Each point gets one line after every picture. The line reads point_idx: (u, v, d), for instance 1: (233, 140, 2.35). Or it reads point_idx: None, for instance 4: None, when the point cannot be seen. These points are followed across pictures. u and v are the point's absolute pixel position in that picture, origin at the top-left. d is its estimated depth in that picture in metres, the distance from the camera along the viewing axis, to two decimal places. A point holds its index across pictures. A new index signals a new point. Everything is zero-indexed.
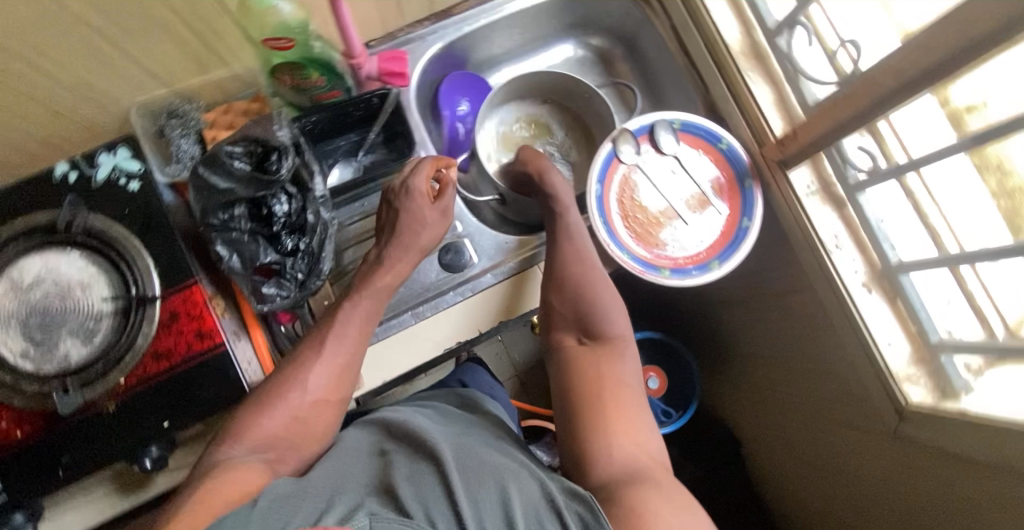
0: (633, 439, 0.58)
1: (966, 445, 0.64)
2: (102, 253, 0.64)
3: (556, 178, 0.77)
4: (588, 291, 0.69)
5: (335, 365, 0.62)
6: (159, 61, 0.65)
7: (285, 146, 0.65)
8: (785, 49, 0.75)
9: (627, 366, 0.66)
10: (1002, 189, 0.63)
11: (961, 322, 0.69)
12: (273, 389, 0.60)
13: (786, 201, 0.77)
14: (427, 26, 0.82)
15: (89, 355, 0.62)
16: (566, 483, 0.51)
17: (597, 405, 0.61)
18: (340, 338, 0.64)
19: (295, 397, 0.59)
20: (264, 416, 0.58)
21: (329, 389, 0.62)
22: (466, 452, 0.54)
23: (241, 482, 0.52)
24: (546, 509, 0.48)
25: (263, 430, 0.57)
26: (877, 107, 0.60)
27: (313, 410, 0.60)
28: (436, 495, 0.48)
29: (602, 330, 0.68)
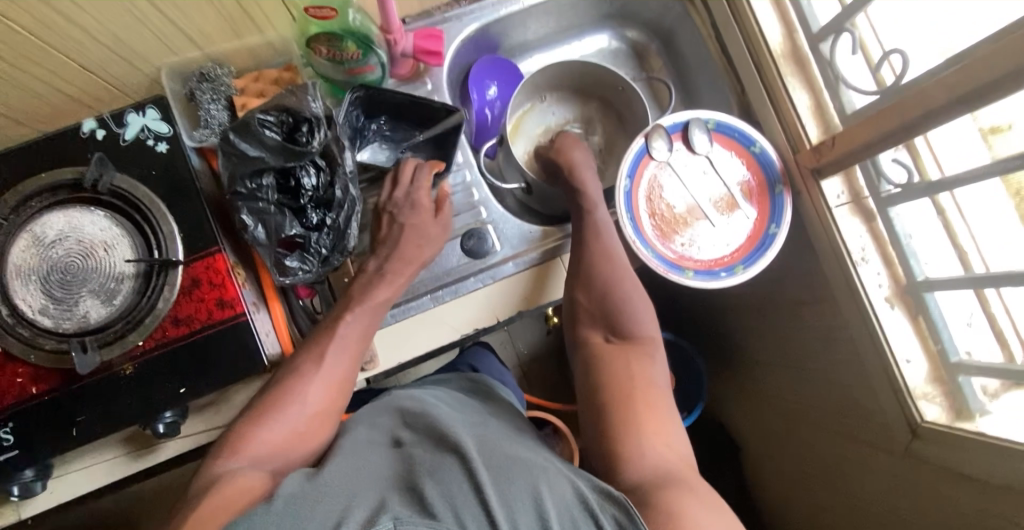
0: (663, 441, 0.58)
1: (981, 467, 0.64)
2: (127, 215, 0.63)
3: (585, 173, 0.76)
4: (616, 290, 0.69)
5: (334, 379, 0.61)
6: (194, 23, 0.63)
7: (318, 118, 0.64)
8: (828, 55, 0.74)
9: (655, 367, 0.65)
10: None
11: (983, 344, 0.69)
12: (269, 402, 0.58)
13: (817, 210, 0.76)
14: (465, 5, 0.80)
15: (109, 316, 0.61)
16: (597, 482, 0.49)
17: (628, 404, 0.60)
18: (340, 348, 0.63)
19: (293, 410, 0.58)
20: (261, 428, 0.57)
21: (329, 401, 0.60)
22: (490, 447, 0.52)
23: (239, 495, 0.50)
24: (579, 510, 0.47)
25: (261, 443, 0.56)
26: (923, 121, 0.58)
27: (311, 423, 0.59)
28: (464, 493, 0.47)
29: (630, 330, 0.67)
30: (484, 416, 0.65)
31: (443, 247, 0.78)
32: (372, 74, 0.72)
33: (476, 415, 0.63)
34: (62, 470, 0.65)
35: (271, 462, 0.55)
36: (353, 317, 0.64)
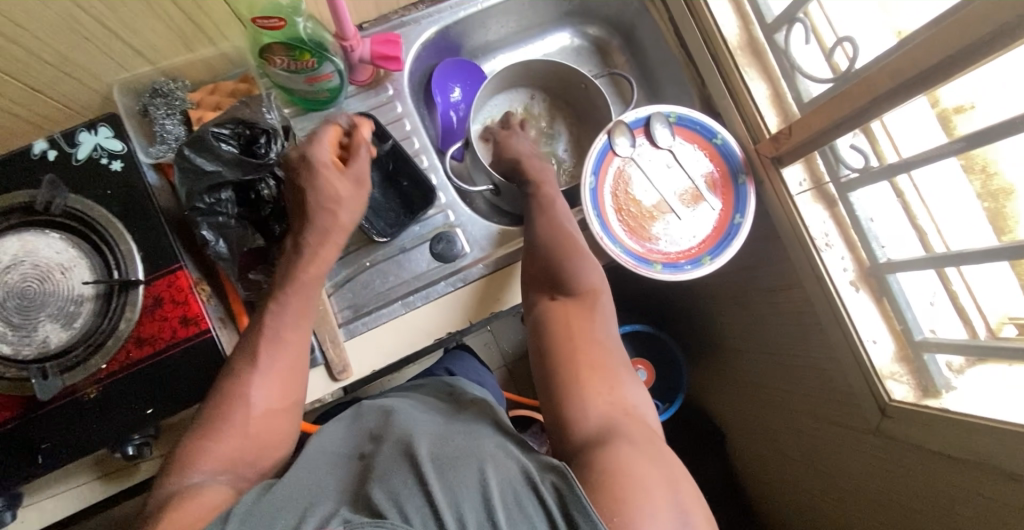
0: (603, 392, 0.59)
1: (948, 442, 0.65)
2: (84, 235, 0.62)
3: (534, 162, 0.80)
4: (563, 256, 0.70)
5: (277, 373, 0.58)
6: (142, 37, 0.63)
7: (274, 130, 0.64)
8: (783, 45, 0.74)
9: (599, 319, 0.66)
10: (986, 190, 0.65)
11: (946, 322, 0.70)
12: (215, 407, 0.56)
13: (779, 198, 0.77)
14: (422, 9, 0.80)
15: (70, 340, 0.60)
16: (543, 458, 0.50)
17: (572, 361, 0.61)
18: (277, 339, 0.60)
19: (241, 412, 0.56)
20: (211, 437, 0.54)
21: (279, 394, 0.58)
22: (440, 441, 0.53)
23: (207, 506, 0.48)
24: (523, 487, 0.47)
25: (214, 449, 0.53)
26: (873, 107, 0.59)
27: (265, 420, 0.57)
28: (409, 489, 0.47)
29: (576, 289, 0.68)
30: (445, 413, 0.64)
31: (412, 252, 0.77)
32: (331, 81, 0.71)
33: (439, 414, 0.63)
34: (32, 499, 0.64)
35: (230, 470, 0.53)
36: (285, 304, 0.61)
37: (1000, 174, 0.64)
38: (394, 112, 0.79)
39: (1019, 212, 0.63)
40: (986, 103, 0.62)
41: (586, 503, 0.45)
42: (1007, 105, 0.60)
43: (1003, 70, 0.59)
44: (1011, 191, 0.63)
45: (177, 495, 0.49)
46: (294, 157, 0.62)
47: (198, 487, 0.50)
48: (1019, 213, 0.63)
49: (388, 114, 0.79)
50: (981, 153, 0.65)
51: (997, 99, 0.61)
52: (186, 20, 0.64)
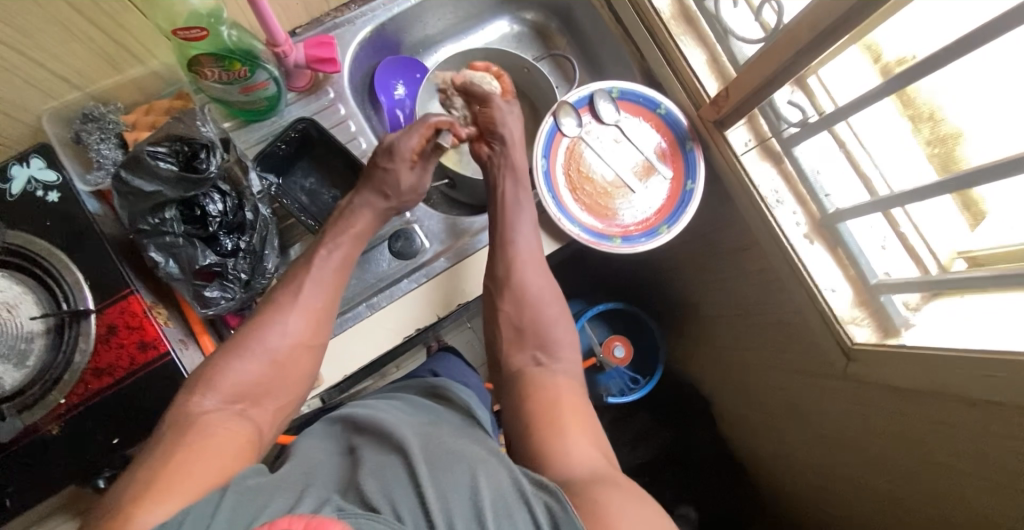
0: (589, 441, 0.62)
1: (906, 376, 0.67)
2: (27, 271, 0.61)
3: (507, 120, 0.80)
4: (541, 312, 0.74)
5: (312, 311, 0.64)
6: (66, 63, 0.61)
7: (213, 143, 0.63)
8: (712, 10, 0.75)
9: (578, 383, 0.71)
10: (935, 136, 0.65)
11: (898, 263, 0.72)
12: (249, 335, 0.61)
13: (727, 160, 0.78)
14: (354, 9, 0.80)
15: (26, 378, 0.59)
16: (533, 474, 0.51)
17: (555, 413, 0.64)
18: (317, 283, 0.66)
19: (274, 341, 0.61)
20: (240, 361, 0.59)
21: (310, 332, 0.64)
22: (434, 445, 0.53)
23: (231, 437, 0.52)
24: (514, 497, 0.47)
25: (244, 374, 0.58)
26: (803, 55, 0.60)
27: (293, 354, 0.62)
28: (402, 488, 0.47)
29: (553, 350, 0.72)
30: (435, 413, 0.65)
31: (372, 253, 0.78)
32: (268, 89, 0.70)
33: (429, 415, 0.64)
34: None
35: (247, 398, 0.57)
36: (326, 257, 0.68)
37: (945, 120, 0.64)
38: (338, 115, 0.79)
39: (969, 152, 0.63)
40: (925, 48, 0.61)
41: (575, 518, 0.46)
42: (939, 37, 0.59)
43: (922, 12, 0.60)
44: (959, 135, 0.63)
45: (199, 419, 0.53)
46: (385, 142, 0.73)
47: (220, 415, 0.54)
48: (968, 152, 0.63)
49: (332, 117, 0.79)
50: (927, 101, 0.65)
51: (931, 40, 0.60)
52: (110, 41, 0.63)
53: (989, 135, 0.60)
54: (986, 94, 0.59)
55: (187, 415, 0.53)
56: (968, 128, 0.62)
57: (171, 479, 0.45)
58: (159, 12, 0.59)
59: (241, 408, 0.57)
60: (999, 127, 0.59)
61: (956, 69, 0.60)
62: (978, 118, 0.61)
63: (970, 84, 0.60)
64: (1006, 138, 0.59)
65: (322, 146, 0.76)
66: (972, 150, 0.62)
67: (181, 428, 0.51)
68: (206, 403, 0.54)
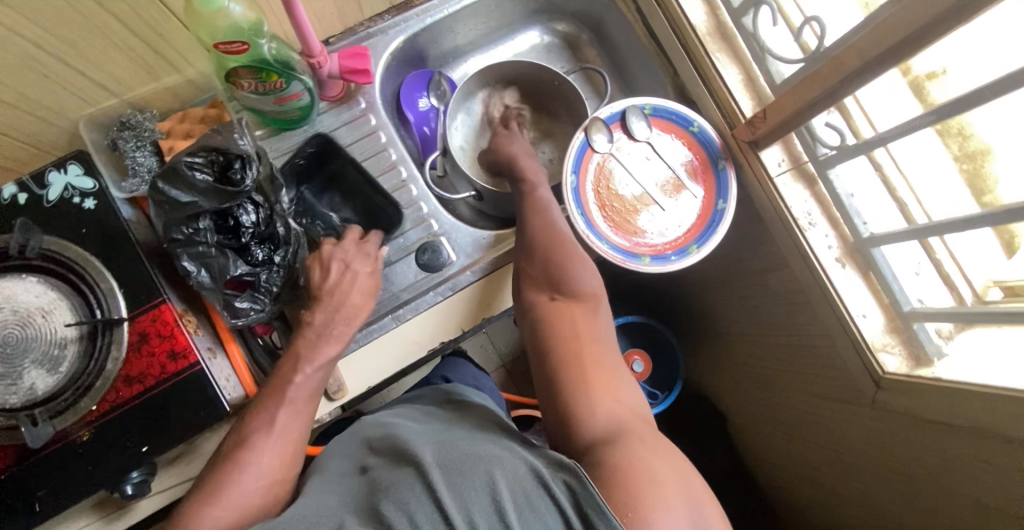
0: (610, 392, 0.59)
1: (938, 409, 0.66)
2: (61, 277, 0.61)
3: (517, 146, 0.82)
4: (560, 259, 0.71)
5: (286, 444, 0.58)
6: (105, 71, 0.62)
7: (248, 155, 0.63)
8: (751, 29, 0.75)
9: (600, 326, 0.67)
10: (963, 152, 0.67)
11: (932, 291, 0.71)
12: (218, 477, 0.54)
13: (759, 180, 0.77)
14: (388, 19, 0.79)
15: (58, 384, 0.59)
16: (551, 456, 0.49)
17: (576, 361, 0.62)
18: (288, 417, 0.60)
19: (246, 484, 0.54)
20: (214, 505, 0.52)
21: (282, 468, 0.57)
22: (448, 448, 0.51)
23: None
24: (534, 487, 0.46)
25: (226, 511, 0.52)
26: (847, 83, 0.59)
27: (276, 481, 0.56)
28: (417, 497, 0.46)
29: (575, 291, 0.69)
30: (451, 420, 0.64)
31: (397, 264, 0.78)
32: (302, 99, 0.70)
33: (442, 426, 0.62)
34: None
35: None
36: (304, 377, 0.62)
37: (975, 136, 0.65)
38: (369, 125, 0.79)
39: (998, 170, 0.64)
40: (957, 67, 0.63)
41: (599, 501, 0.44)
42: (974, 67, 0.61)
43: (972, 41, 0.61)
44: (988, 151, 0.65)
45: None
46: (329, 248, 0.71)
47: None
48: (998, 171, 0.64)
49: (364, 127, 0.79)
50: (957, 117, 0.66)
51: (966, 59, 0.62)
52: (149, 50, 0.63)
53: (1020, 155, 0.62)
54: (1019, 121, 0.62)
55: None
56: (998, 146, 0.64)
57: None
58: (203, 26, 0.59)
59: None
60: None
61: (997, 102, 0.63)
62: (1009, 137, 0.63)
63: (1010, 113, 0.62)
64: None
65: (340, 160, 0.76)
66: (1002, 168, 0.64)
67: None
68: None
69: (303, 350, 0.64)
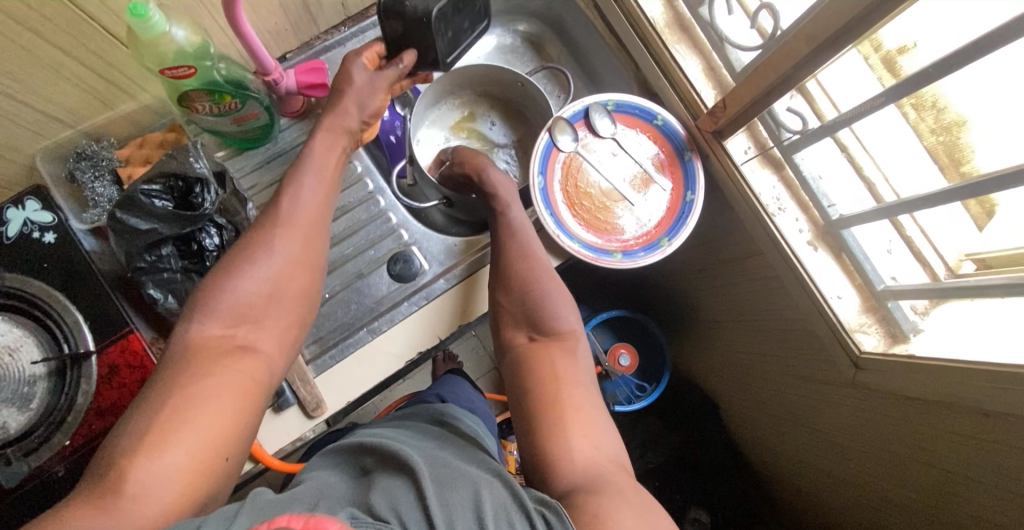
0: (588, 436, 0.59)
1: (912, 386, 0.66)
2: (26, 314, 0.61)
3: (494, 174, 0.77)
4: (537, 292, 0.71)
5: (301, 225, 0.61)
6: (58, 104, 0.61)
7: (207, 178, 0.63)
8: (707, 18, 0.74)
9: (579, 368, 0.66)
10: (938, 126, 0.62)
11: (905, 268, 0.71)
12: (240, 251, 0.58)
13: (727, 171, 0.77)
14: (344, 31, 0.79)
15: (30, 421, 0.59)
16: (536, 492, 0.50)
17: (554, 404, 0.62)
18: (301, 198, 0.62)
19: (264, 261, 0.58)
20: (233, 276, 0.56)
21: (300, 251, 0.60)
22: (440, 463, 0.52)
23: (228, 378, 0.51)
24: (517, 512, 0.47)
25: (242, 295, 0.56)
26: (799, 68, 0.59)
27: (288, 273, 0.59)
28: (407, 497, 0.47)
29: (552, 328, 0.69)
30: (442, 442, 0.64)
31: (370, 277, 0.78)
32: (260, 119, 0.70)
33: (437, 442, 0.62)
34: None
35: (258, 319, 0.57)
36: (310, 169, 0.63)
37: (950, 107, 0.60)
38: None
39: (975, 141, 0.60)
40: (927, 41, 0.58)
41: None
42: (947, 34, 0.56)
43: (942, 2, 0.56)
44: (962, 122, 0.60)
45: (197, 347, 0.52)
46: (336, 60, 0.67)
47: (220, 343, 0.54)
48: (975, 140, 0.60)
49: None
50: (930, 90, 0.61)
51: (938, 29, 0.57)
52: (102, 80, 0.63)
53: (996, 120, 0.57)
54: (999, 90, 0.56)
55: (187, 345, 0.52)
56: (974, 116, 0.59)
57: (164, 441, 0.45)
58: (148, 51, 0.57)
59: (244, 332, 0.55)
60: (1005, 111, 0.56)
61: (973, 70, 0.57)
62: (985, 106, 0.57)
63: (983, 86, 0.56)
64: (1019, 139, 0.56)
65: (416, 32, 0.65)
66: (979, 138, 0.59)
67: (186, 364, 0.51)
68: (203, 331, 0.53)
69: (305, 161, 0.64)
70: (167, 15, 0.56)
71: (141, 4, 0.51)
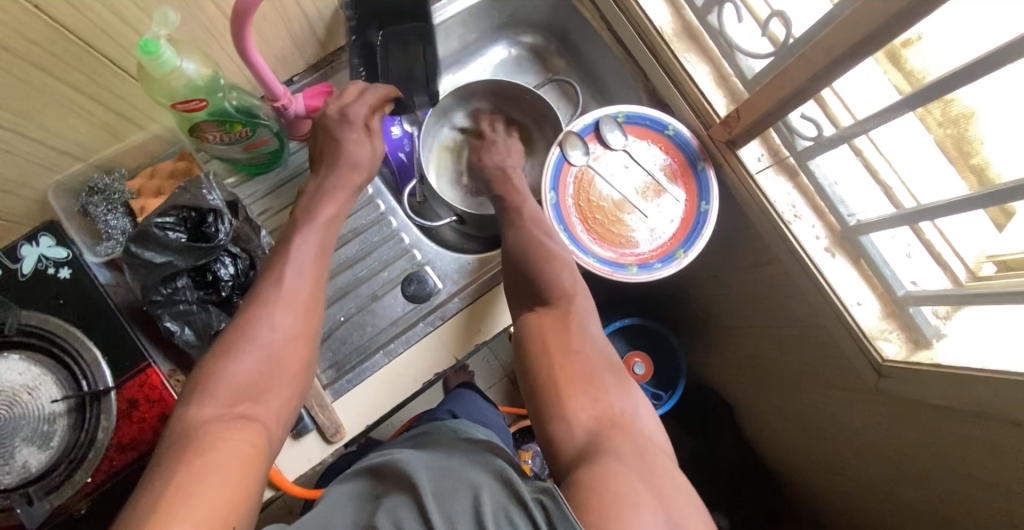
0: (589, 399, 0.60)
1: (939, 394, 0.65)
2: (43, 351, 0.60)
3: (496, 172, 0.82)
4: (536, 266, 0.72)
5: (299, 298, 0.61)
6: (68, 138, 0.61)
7: (220, 208, 0.62)
8: (717, 26, 0.73)
9: (580, 332, 0.67)
10: (947, 118, 0.62)
11: (926, 273, 0.70)
12: (238, 330, 0.58)
13: (741, 180, 0.76)
14: (351, 52, 0.79)
15: (51, 459, 0.59)
16: (536, 481, 0.48)
17: (555, 371, 0.63)
18: (299, 270, 0.62)
19: (263, 336, 0.58)
20: (232, 357, 0.56)
21: (299, 324, 0.60)
22: (443, 473, 0.51)
23: (231, 455, 0.49)
24: (515, 507, 0.45)
25: (241, 374, 0.55)
26: (817, 79, 0.58)
27: (288, 346, 0.59)
28: (409, 515, 0.46)
29: (553, 296, 0.70)
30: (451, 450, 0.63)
31: (385, 298, 0.77)
32: (270, 144, 0.69)
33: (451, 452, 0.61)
34: None
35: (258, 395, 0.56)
36: (307, 236, 0.64)
37: (958, 100, 0.60)
38: None
39: (984, 132, 0.60)
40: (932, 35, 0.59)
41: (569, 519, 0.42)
42: (956, 39, 0.57)
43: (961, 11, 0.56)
44: (972, 113, 0.60)
45: (197, 430, 0.50)
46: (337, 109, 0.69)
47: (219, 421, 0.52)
48: (983, 133, 0.60)
49: None
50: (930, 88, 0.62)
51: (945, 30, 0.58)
52: (111, 113, 0.62)
53: (1007, 113, 0.57)
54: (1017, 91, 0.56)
55: (187, 429, 0.50)
56: (981, 107, 0.59)
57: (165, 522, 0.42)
58: (157, 88, 0.57)
59: (243, 410, 0.54)
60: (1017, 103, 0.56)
61: (991, 76, 0.57)
62: (995, 100, 0.58)
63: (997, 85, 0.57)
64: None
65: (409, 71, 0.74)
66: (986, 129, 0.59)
67: (184, 447, 0.49)
68: (202, 411, 0.52)
69: (303, 228, 0.64)
70: (177, 50, 0.55)
71: (152, 40, 0.51)
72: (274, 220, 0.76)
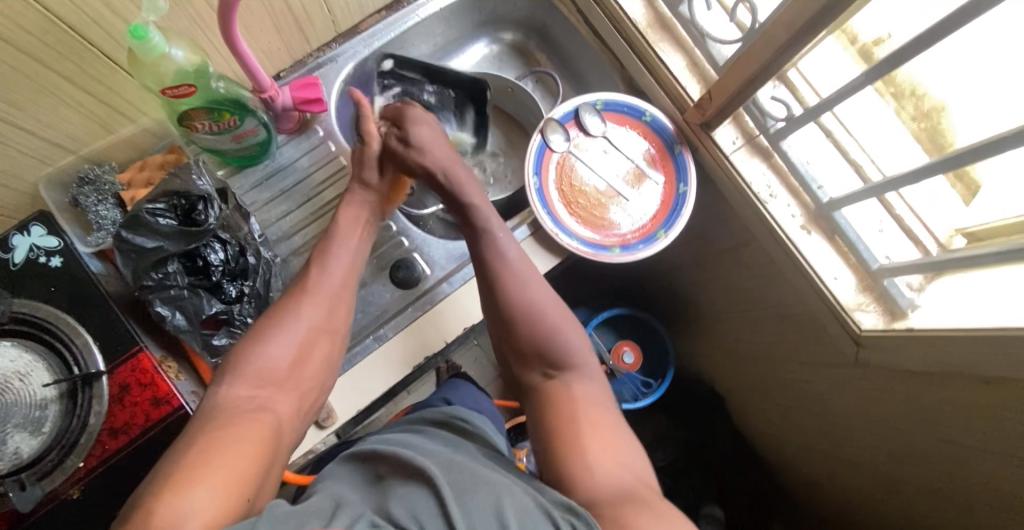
0: (612, 457, 0.59)
1: (913, 359, 0.66)
2: (36, 338, 0.62)
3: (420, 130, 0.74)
4: (544, 328, 0.70)
5: (326, 296, 0.66)
6: (60, 131, 0.63)
7: (210, 195, 0.65)
8: (688, 15, 0.75)
9: (597, 389, 0.68)
10: (919, 111, 0.65)
11: (897, 246, 0.71)
12: (270, 322, 0.62)
13: (716, 161, 0.79)
14: (335, 48, 0.81)
15: (42, 445, 0.60)
16: (559, 497, 0.50)
17: (572, 427, 0.62)
18: (331, 264, 0.68)
19: (290, 330, 0.62)
20: (260, 347, 0.60)
21: (326, 319, 0.65)
22: (456, 467, 0.52)
23: (254, 433, 0.53)
24: (540, 517, 0.46)
25: (269, 363, 0.60)
26: (782, 53, 0.61)
27: (312, 339, 0.63)
28: (427, 507, 0.47)
29: (565, 360, 0.69)
30: (454, 443, 0.64)
31: (373, 285, 0.80)
32: (258, 135, 0.71)
33: (451, 446, 0.62)
34: None
35: (279, 383, 0.59)
36: (336, 249, 0.69)
37: (928, 94, 0.63)
38: (328, 150, 0.81)
39: (955, 126, 0.62)
40: (902, 29, 0.61)
41: None
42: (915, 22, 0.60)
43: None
44: (943, 107, 0.63)
45: (224, 407, 0.54)
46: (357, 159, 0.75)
47: (246, 403, 0.56)
48: (956, 126, 0.62)
49: (324, 153, 0.81)
50: (907, 78, 0.65)
51: (908, 23, 0.60)
52: (101, 105, 0.64)
53: (974, 105, 0.60)
54: (977, 71, 0.59)
55: (213, 407, 0.54)
56: (952, 100, 0.62)
57: (188, 486, 0.44)
58: (148, 73, 0.59)
59: (268, 395, 0.58)
60: (986, 96, 0.59)
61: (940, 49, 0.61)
62: (960, 92, 0.60)
63: (954, 62, 0.60)
64: (1000, 113, 0.58)
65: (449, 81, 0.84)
66: (960, 123, 0.61)
67: (211, 418, 0.53)
68: (232, 391, 0.56)
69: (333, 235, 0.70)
70: (167, 37, 0.58)
71: (142, 27, 0.53)
72: (263, 211, 0.78)
